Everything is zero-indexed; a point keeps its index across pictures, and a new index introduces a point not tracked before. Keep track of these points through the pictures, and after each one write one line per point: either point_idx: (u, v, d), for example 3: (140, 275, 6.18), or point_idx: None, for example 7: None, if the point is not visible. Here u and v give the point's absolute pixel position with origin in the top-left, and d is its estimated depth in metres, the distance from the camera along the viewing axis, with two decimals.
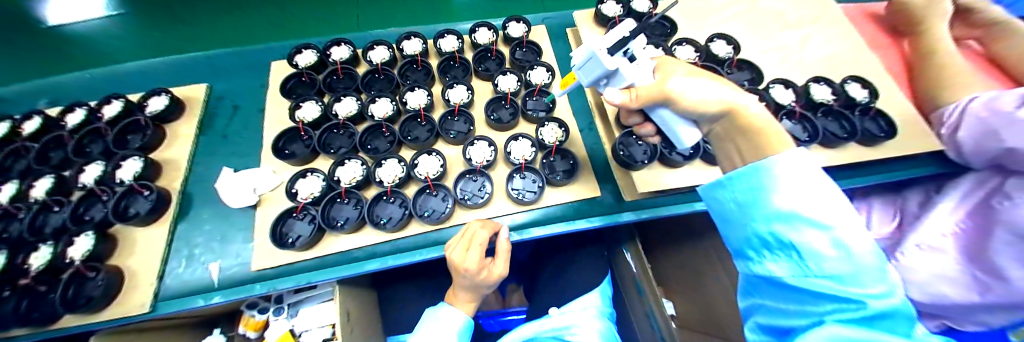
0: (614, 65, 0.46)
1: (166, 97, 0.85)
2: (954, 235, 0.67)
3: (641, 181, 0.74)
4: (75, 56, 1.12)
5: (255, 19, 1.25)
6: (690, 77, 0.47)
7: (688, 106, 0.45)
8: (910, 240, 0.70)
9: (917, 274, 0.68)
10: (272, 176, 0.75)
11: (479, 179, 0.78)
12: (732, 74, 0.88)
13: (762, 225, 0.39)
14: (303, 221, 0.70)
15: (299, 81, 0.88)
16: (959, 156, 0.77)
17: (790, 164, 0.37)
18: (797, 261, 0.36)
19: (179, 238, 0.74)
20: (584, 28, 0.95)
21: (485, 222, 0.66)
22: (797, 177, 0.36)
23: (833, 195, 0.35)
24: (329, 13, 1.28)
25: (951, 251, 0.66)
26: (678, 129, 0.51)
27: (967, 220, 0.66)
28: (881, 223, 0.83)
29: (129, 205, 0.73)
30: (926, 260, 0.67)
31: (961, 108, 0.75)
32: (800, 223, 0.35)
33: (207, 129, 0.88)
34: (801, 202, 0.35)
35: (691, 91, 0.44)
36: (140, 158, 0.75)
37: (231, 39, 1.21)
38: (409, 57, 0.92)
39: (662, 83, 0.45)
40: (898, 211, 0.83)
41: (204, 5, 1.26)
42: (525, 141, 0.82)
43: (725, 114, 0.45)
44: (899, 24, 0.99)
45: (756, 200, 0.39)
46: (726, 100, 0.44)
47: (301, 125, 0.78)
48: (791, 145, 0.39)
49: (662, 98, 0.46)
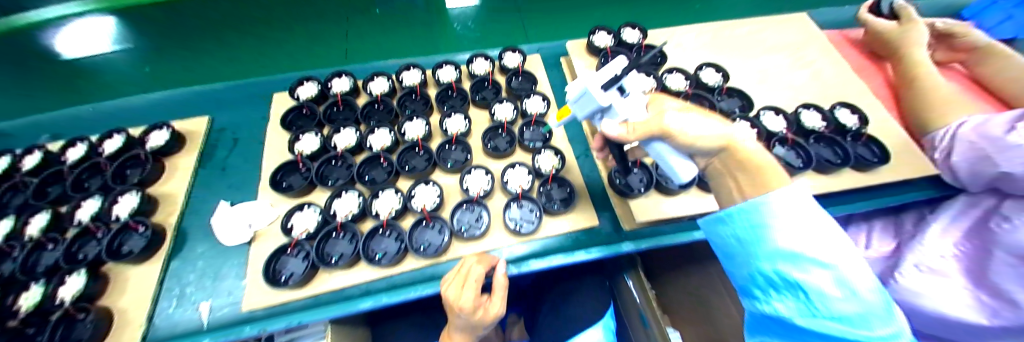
0: (608, 100, 0.43)
1: (166, 131, 0.86)
2: (954, 257, 0.66)
3: (640, 210, 0.74)
4: (86, 86, 1.16)
5: (256, 53, 1.28)
6: (686, 112, 0.44)
7: (686, 141, 0.43)
8: (909, 260, 0.69)
9: (924, 295, 0.65)
10: (269, 210, 0.75)
11: (476, 209, 0.78)
12: (724, 102, 0.89)
13: (766, 263, 0.39)
14: (297, 258, 0.70)
15: (299, 114, 0.89)
16: (955, 181, 0.77)
17: (786, 201, 0.37)
18: (804, 301, 0.36)
19: (171, 276, 0.73)
20: (576, 59, 0.98)
21: (482, 257, 0.67)
22: (795, 213, 0.36)
23: (830, 230, 0.36)
24: (334, 46, 1.31)
25: (953, 275, 0.65)
26: (669, 159, 0.48)
27: (965, 242, 0.66)
28: (882, 244, 0.81)
29: (122, 243, 0.74)
30: (928, 281, 0.65)
31: (951, 133, 0.76)
32: (806, 264, 0.35)
33: (205, 161, 0.88)
34: (804, 243, 0.35)
35: (688, 127, 0.42)
36: (137, 193, 0.76)
37: (236, 71, 1.24)
38: (408, 88, 0.94)
39: (660, 118, 0.42)
40: (898, 233, 0.81)
41: (212, 35, 1.30)
42: (522, 169, 0.83)
43: (723, 149, 0.44)
44: (879, 50, 1.03)
45: (757, 238, 0.39)
46: (725, 136, 0.43)
47: (299, 157, 0.79)
48: (785, 180, 0.40)
49: (661, 133, 0.43)
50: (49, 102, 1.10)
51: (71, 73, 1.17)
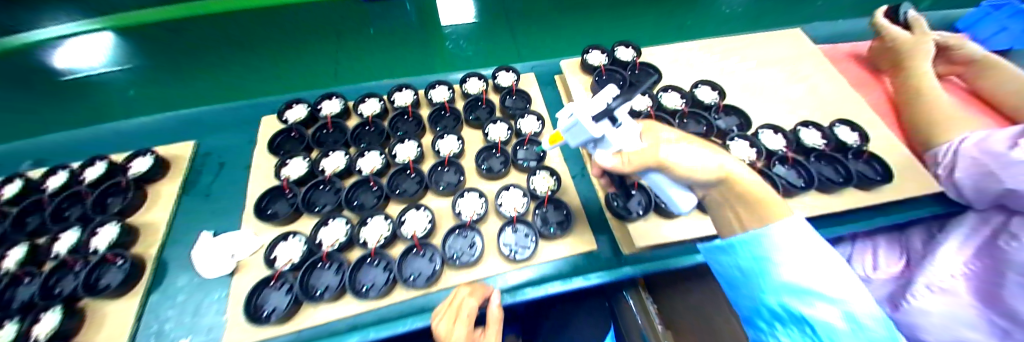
0: (600, 132, 0.41)
1: (150, 157, 0.84)
2: (963, 276, 0.62)
3: (639, 233, 0.72)
4: (80, 106, 1.14)
5: (247, 71, 1.25)
6: (682, 143, 0.44)
7: (683, 173, 0.42)
8: (919, 280, 0.64)
9: (937, 319, 0.61)
10: (252, 239, 0.72)
11: (469, 235, 0.75)
12: (721, 120, 0.88)
13: (771, 296, 0.42)
14: (280, 291, 0.67)
15: (287, 137, 0.87)
16: (960, 198, 0.75)
17: (789, 233, 0.40)
18: (810, 336, 0.37)
19: (150, 311, 0.69)
20: (570, 77, 0.97)
21: (474, 288, 0.63)
22: (799, 247, 0.40)
23: (836, 267, 0.38)
24: (332, 64, 1.30)
25: (965, 296, 0.60)
26: (669, 191, 0.47)
27: (975, 260, 0.62)
28: (890, 263, 0.75)
29: (100, 276, 0.70)
30: (941, 305, 0.61)
31: (954, 149, 0.74)
32: (812, 297, 0.37)
33: (190, 188, 0.86)
34: (809, 276, 0.38)
35: (685, 159, 0.42)
36: (117, 223, 0.73)
37: (232, 90, 1.22)
38: (399, 109, 0.92)
39: (655, 150, 0.42)
40: (906, 251, 0.76)
41: (212, 53, 1.28)
42: (516, 191, 0.81)
43: (722, 181, 0.44)
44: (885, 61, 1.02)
45: (763, 270, 0.42)
46: (724, 168, 0.43)
47: (286, 182, 0.76)
48: (789, 212, 0.42)
49: (657, 165, 0.43)
50: (41, 124, 1.09)
51: (64, 92, 1.16)
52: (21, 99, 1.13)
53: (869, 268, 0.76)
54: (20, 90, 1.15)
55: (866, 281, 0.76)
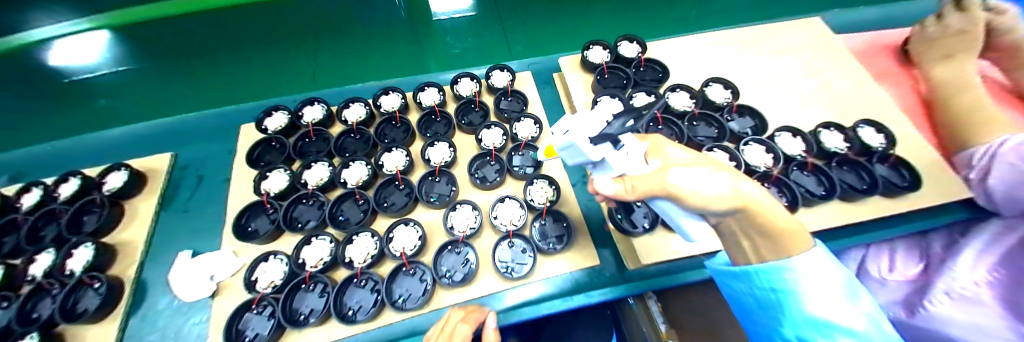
0: (600, 155, 0.38)
1: (125, 172, 0.80)
2: (987, 284, 0.51)
3: (644, 250, 0.66)
4: (80, 112, 1.17)
5: (234, 68, 1.26)
6: (693, 167, 0.39)
7: (696, 203, 0.37)
8: (939, 287, 0.56)
9: (959, 328, 0.52)
10: (232, 259, 0.67)
11: (463, 250, 0.70)
12: (733, 121, 0.82)
13: (789, 329, 0.40)
14: (261, 315, 0.62)
15: (267, 146, 0.82)
16: (992, 205, 0.69)
17: (812, 267, 0.37)
18: None
19: (130, 336, 0.66)
20: (571, 77, 0.90)
21: (469, 312, 0.58)
22: (819, 281, 0.36)
23: (852, 295, 0.36)
24: (328, 65, 1.31)
25: (991, 304, 0.50)
26: (681, 222, 0.43)
27: (999, 268, 0.51)
28: (906, 268, 0.68)
29: (78, 300, 0.67)
30: (963, 315, 0.52)
31: (991, 152, 0.66)
32: (835, 333, 0.35)
33: (170, 203, 0.82)
34: (832, 310, 0.35)
35: (698, 186, 0.37)
36: (91, 245, 0.69)
37: (230, 94, 1.24)
38: (386, 114, 0.87)
39: (662, 176, 0.38)
40: (924, 257, 0.68)
41: (212, 55, 1.24)
42: (513, 203, 0.75)
43: (739, 210, 0.38)
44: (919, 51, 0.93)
45: (782, 304, 0.40)
46: (741, 196, 0.37)
47: (266, 197, 0.72)
48: (810, 242, 0.39)
49: (665, 193, 0.39)
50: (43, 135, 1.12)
51: (63, 95, 1.16)
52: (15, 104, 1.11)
53: (884, 270, 0.70)
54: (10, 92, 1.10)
55: (880, 283, 0.69)
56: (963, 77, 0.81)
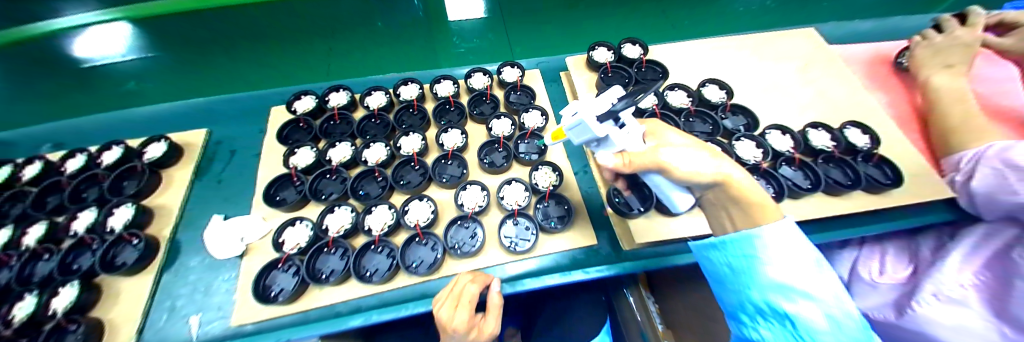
0: (604, 131, 0.44)
1: (165, 143, 0.88)
2: (973, 287, 0.58)
3: (639, 230, 0.72)
4: (94, 97, 1.24)
5: (235, 63, 1.36)
6: (682, 146, 0.46)
7: (684, 176, 0.44)
8: (926, 288, 0.62)
9: (943, 329, 0.58)
10: (261, 223, 0.74)
11: (471, 225, 0.76)
12: (728, 119, 0.88)
13: (756, 294, 0.43)
14: (287, 273, 0.69)
15: (295, 127, 0.90)
16: (971, 206, 0.73)
17: (779, 235, 0.41)
18: (791, 330, 0.39)
19: (163, 289, 0.73)
20: (576, 74, 0.97)
21: (476, 275, 0.65)
22: (785, 246, 0.41)
23: (817, 264, 0.39)
24: (356, 62, 1.43)
25: (976, 306, 0.57)
26: (672, 194, 0.50)
27: (985, 271, 0.58)
28: (896, 270, 0.73)
29: (116, 255, 0.73)
30: (949, 315, 0.58)
31: (977, 157, 0.70)
32: (795, 295, 0.38)
33: (203, 173, 0.90)
34: (794, 275, 0.39)
35: (685, 163, 0.43)
36: (131, 205, 0.77)
37: (259, 84, 1.39)
38: (405, 102, 0.94)
39: (656, 153, 0.43)
40: (914, 259, 0.74)
41: (236, 44, 1.33)
42: (519, 186, 0.81)
43: (720, 185, 0.45)
44: (910, 63, 0.97)
45: (752, 268, 0.43)
46: (720, 172, 0.44)
47: (294, 171, 0.79)
48: (780, 215, 0.44)
49: (657, 167, 0.44)
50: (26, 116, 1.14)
51: (78, 80, 1.21)
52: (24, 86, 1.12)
53: (875, 273, 0.74)
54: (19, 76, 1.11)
55: (871, 286, 0.73)
56: (953, 85, 0.85)
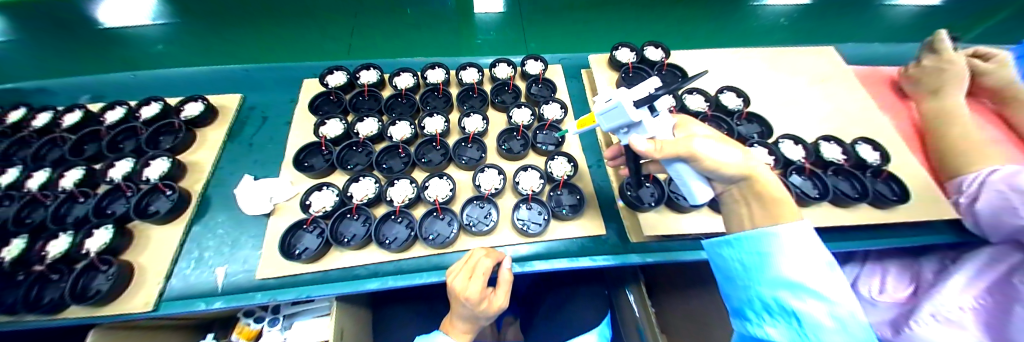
0: (638, 117, 0.48)
1: (202, 104, 0.94)
2: (973, 310, 0.60)
3: (649, 224, 0.75)
4: (108, 56, 1.29)
5: (256, 34, 1.40)
6: (713, 139, 0.48)
7: (711, 165, 0.46)
8: (925, 308, 0.63)
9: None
10: (289, 187, 0.79)
11: (486, 206, 0.79)
12: (742, 126, 0.91)
13: (766, 290, 0.44)
14: (312, 234, 0.73)
15: (326, 99, 0.95)
16: (976, 227, 0.74)
17: (793, 234, 0.42)
18: (796, 328, 0.40)
19: (192, 239, 0.77)
20: (597, 72, 1.01)
21: (490, 251, 0.67)
22: (798, 246, 0.42)
23: (828, 266, 0.40)
24: (378, 41, 1.43)
25: (973, 329, 0.58)
26: (691, 183, 0.53)
27: (987, 295, 0.60)
28: (896, 290, 0.76)
29: (149, 203, 0.77)
30: (946, 333, 0.59)
31: (981, 180, 0.71)
32: (804, 293, 0.40)
33: (235, 136, 0.94)
34: (806, 275, 0.40)
35: (715, 153, 0.46)
36: (168, 158, 0.82)
37: (276, 54, 1.37)
38: (431, 85, 0.98)
39: (688, 142, 0.46)
40: (915, 279, 0.76)
41: (258, 19, 1.43)
42: (534, 173, 0.84)
43: (745, 179, 0.48)
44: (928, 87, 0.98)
45: (763, 265, 0.44)
46: (747, 167, 0.47)
47: (323, 140, 0.83)
48: (799, 217, 0.45)
49: (688, 156, 0.47)
50: (46, 69, 1.22)
51: (101, 43, 1.32)
52: (58, 43, 1.29)
53: (874, 291, 0.77)
54: (60, 36, 1.31)
55: (871, 304, 0.76)
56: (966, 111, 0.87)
